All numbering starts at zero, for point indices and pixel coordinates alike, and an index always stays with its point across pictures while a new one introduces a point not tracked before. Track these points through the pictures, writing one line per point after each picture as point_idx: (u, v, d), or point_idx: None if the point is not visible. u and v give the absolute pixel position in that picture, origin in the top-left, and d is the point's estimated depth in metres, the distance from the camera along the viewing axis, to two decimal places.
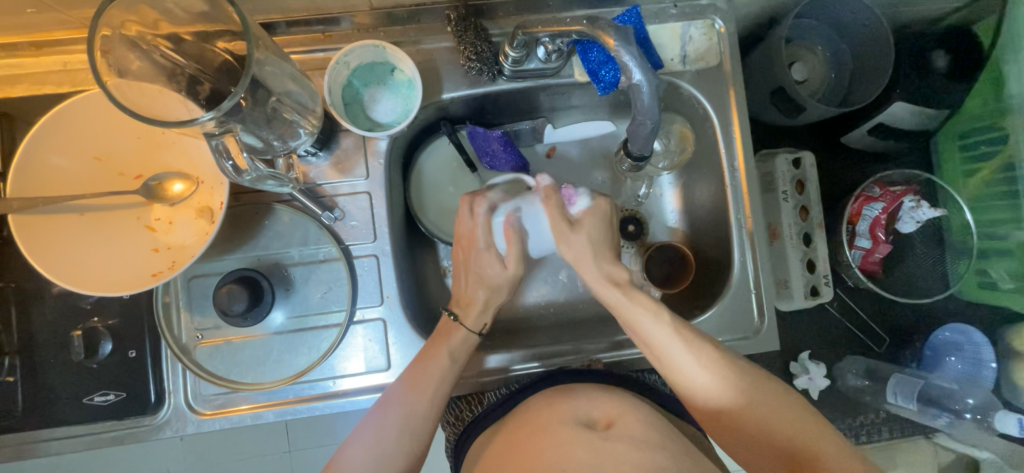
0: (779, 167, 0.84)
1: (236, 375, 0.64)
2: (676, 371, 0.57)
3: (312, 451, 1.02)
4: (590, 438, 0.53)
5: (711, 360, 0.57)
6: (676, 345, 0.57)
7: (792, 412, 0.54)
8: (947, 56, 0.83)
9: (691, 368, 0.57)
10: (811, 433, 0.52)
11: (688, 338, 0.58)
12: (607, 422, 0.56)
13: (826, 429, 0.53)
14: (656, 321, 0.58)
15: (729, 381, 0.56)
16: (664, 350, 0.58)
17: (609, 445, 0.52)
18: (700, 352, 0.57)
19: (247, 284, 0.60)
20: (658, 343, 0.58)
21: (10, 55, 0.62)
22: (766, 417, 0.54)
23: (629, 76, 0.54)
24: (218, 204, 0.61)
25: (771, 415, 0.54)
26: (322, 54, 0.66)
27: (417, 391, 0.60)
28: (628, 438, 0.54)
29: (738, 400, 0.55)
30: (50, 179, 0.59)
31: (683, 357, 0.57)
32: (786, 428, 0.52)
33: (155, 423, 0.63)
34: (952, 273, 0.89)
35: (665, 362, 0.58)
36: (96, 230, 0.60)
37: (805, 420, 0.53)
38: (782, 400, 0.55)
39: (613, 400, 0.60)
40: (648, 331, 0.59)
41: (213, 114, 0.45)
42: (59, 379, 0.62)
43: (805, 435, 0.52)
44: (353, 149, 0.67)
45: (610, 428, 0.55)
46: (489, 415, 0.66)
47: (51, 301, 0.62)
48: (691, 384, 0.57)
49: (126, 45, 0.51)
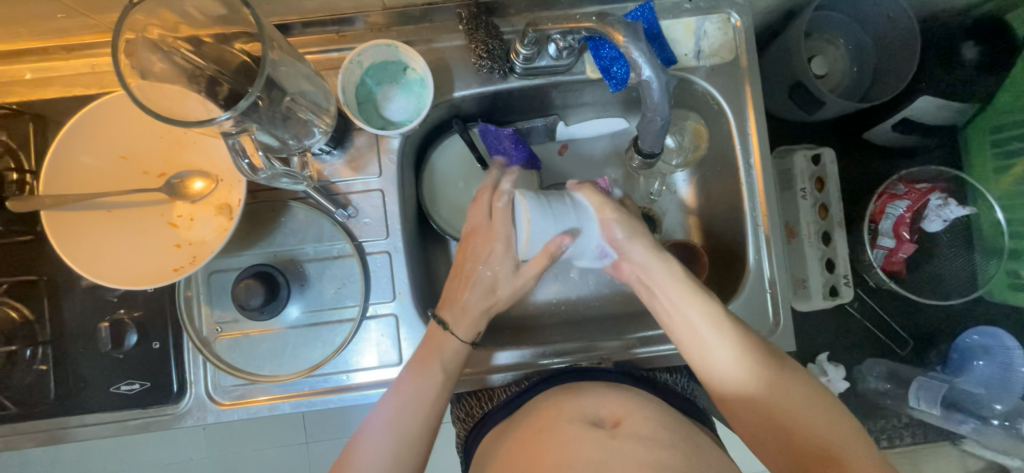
0: (797, 164, 0.82)
1: (254, 367, 0.66)
2: (719, 359, 0.56)
3: (329, 443, 1.05)
4: (596, 435, 0.53)
5: (755, 349, 0.56)
6: (720, 334, 0.57)
7: (820, 413, 0.52)
8: (976, 48, 0.80)
9: (736, 355, 0.56)
10: (838, 438, 0.50)
11: (733, 327, 0.57)
12: (615, 420, 0.56)
13: (860, 439, 0.50)
14: (696, 306, 0.59)
15: (769, 373, 0.55)
16: (703, 338, 0.58)
17: (616, 442, 0.52)
18: (743, 341, 0.56)
19: (264, 279, 0.62)
20: (696, 329, 0.58)
21: (42, 58, 0.65)
22: (791, 413, 0.52)
23: (638, 73, 0.54)
24: (236, 201, 0.63)
25: (792, 409, 0.53)
26: (337, 54, 0.67)
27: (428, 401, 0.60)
28: (636, 435, 0.54)
29: (777, 391, 0.54)
30: (79, 177, 0.62)
31: (726, 346, 0.56)
32: (805, 421, 0.52)
33: (177, 412, 0.65)
34: (981, 273, 0.86)
35: (702, 351, 0.57)
36: (123, 227, 0.62)
37: (836, 424, 0.51)
38: (806, 401, 0.53)
39: (622, 399, 0.59)
40: (689, 317, 0.59)
41: (230, 113, 0.47)
42: (88, 368, 0.64)
43: (830, 437, 0.50)
44: (366, 147, 0.68)
45: (618, 426, 0.55)
46: (500, 412, 0.67)
47: (81, 294, 0.65)
48: (732, 372, 0.56)
49: (149, 48, 0.53)
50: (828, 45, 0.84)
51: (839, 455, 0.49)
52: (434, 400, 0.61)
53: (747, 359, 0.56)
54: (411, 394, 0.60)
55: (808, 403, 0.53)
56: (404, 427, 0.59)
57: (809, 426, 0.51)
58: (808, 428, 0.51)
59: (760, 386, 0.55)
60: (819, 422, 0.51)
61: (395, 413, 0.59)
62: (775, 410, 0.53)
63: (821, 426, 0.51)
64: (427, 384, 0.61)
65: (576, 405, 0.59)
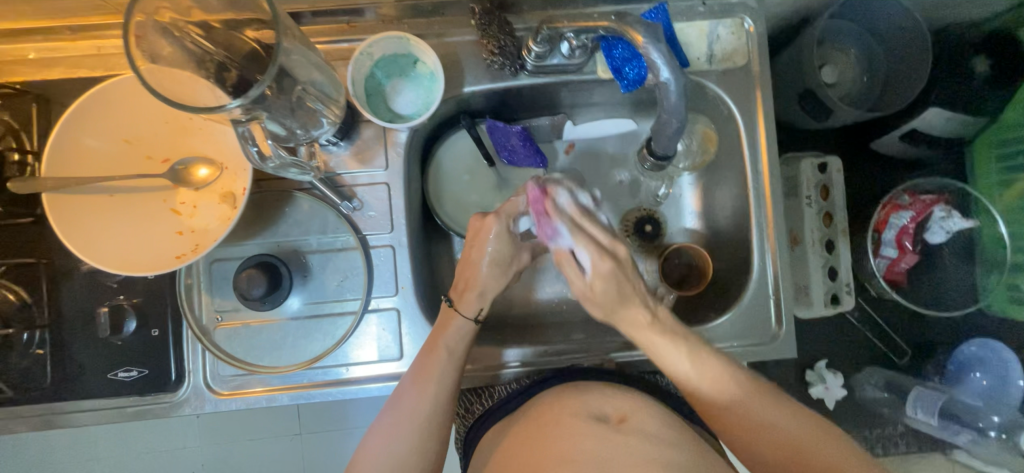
0: (804, 171, 0.82)
1: (253, 357, 0.66)
2: (664, 361, 0.58)
3: (324, 435, 1.04)
4: (598, 430, 0.53)
5: (698, 348, 0.58)
6: (660, 338, 0.58)
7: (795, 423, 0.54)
8: (987, 62, 0.80)
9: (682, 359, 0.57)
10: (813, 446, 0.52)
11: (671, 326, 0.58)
12: (617, 416, 0.56)
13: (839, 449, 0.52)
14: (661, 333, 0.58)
15: (730, 374, 0.57)
16: (669, 357, 0.58)
17: (617, 438, 0.52)
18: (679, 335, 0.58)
19: (267, 269, 0.61)
20: (659, 349, 0.58)
21: (48, 38, 0.64)
22: (765, 412, 0.54)
23: (657, 74, 0.53)
24: (241, 189, 0.62)
25: (765, 412, 0.55)
26: (346, 45, 0.66)
27: (441, 386, 0.60)
28: (639, 432, 0.54)
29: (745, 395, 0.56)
30: (83, 160, 0.61)
31: (668, 347, 0.58)
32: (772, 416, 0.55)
33: (175, 400, 0.65)
34: (981, 287, 0.86)
35: (668, 369, 0.58)
36: (125, 212, 0.61)
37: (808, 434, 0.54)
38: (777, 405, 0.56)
39: (626, 397, 0.59)
40: (652, 340, 0.58)
41: (241, 100, 0.46)
42: (85, 353, 0.64)
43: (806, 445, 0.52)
44: (374, 139, 0.67)
45: (622, 422, 0.55)
46: (498, 411, 0.67)
47: (80, 279, 0.64)
48: (677, 371, 0.58)
49: (159, 32, 0.52)
50: (838, 53, 0.83)
51: (814, 452, 0.51)
52: (454, 382, 0.62)
53: (688, 356, 0.57)
54: (433, 384, 0.60)
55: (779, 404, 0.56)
56: (429, 414, 0.60)
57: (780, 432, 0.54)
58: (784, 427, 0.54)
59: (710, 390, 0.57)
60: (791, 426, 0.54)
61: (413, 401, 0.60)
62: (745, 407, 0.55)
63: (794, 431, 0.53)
64: (445, 372, 0.61)
65: (578, 401, 0.58)
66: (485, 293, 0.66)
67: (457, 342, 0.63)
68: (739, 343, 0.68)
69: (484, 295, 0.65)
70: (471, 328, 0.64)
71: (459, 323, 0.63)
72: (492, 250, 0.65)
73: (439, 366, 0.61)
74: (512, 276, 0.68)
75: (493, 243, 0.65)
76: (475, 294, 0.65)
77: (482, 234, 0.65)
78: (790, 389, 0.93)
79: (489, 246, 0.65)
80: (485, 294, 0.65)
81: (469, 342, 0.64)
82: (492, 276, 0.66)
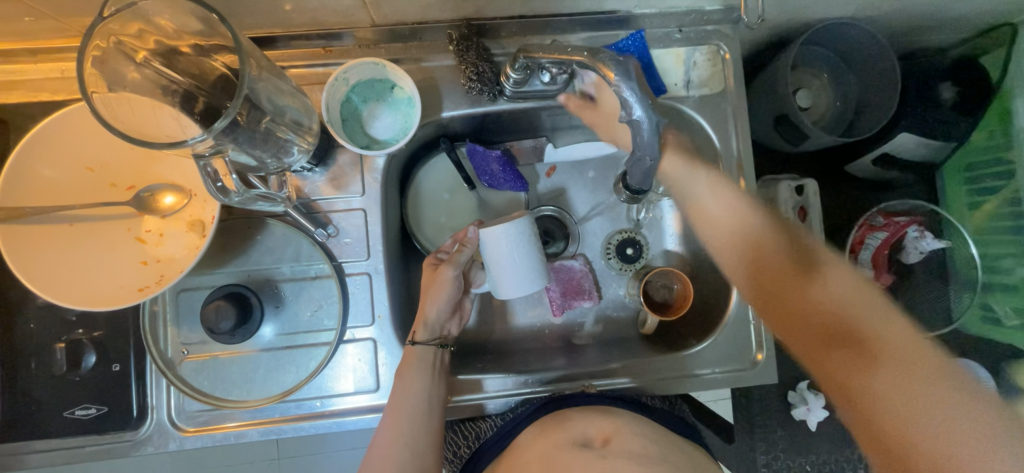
0: (782, 194, 0.82)
1: (221, 391, 0.63)
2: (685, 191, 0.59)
3: (302, 462, 1.01)
4: (589, 458, 0.57)
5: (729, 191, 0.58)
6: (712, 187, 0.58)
7: (912, 350, 0.48)
8: (954, 88, 0.83)
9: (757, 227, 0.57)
10: (896, 414, 0.47)
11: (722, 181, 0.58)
12: (604, 439, 0.60)
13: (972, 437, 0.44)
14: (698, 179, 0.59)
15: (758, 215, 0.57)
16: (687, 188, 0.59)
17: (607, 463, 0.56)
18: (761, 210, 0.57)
19: (236, 300, 0.59)
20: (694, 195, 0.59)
21: (5, 60, 0.61)
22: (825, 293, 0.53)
23: (628, 112, 0.49)
24: (209, 217, 0.60)
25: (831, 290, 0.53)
26: (322, 69, 0.65)
27: (414, 429, 0.60)
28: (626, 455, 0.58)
29: (808, 285, 0.54)
30: (39, 188, 0.58)
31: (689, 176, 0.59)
32: (857, 317, 0.51)
33: (137, 438, 0.62)
34: (956, 307, 0.87)
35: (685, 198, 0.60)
36: (85, 241, 0.59)
37: (952, 412, 0.45)
38: (902, 332, 0.49)
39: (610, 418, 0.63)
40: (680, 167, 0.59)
41: (206, 135, 0.45)
42: (40, 391, 0.60)
43: (892, 412, 0.47)
44: (350, 165, 0.66)
45: (607, 445, 0.59)
46: (494, 446, 0.67)
47: (35, 310, 0.61)
48: (697, 203, 0.59)
49: (121, 55, 0.50)
50: (812, 78, 0.85)
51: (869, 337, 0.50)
52: (425, 423, 0.60)
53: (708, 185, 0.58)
54: (405, 422, 0.59)
55: (918, 344, 0.48)
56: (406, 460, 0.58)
57: (870, 356, 0.49)
58: (878, 341, 0.49)
59: (751, 271, 0.57)
60: (902, 381, 0.47)
61: (390, 442, 0.59)
62: (819, 317, 0.52)
63: (857, 357, 0.50)
64: (414, 408, 0.60)
65: (565, 428, 0.61)
66: (434, 327, 0.64)
67: (423, 376, 0.61)
68: (720, 369, 0.69)
69: (431, 328, 0.64)
70: (439, 356, 0.64)
71: (418, 350, 0.62)
72: (447, 294, 0.63)
73: (409, 401, 0.60)
74: (459, 309, 0.68)
75: (445, 291, 0.63)
76: (427, 331, 0.63)
77: (435, 281, 0.63)
78: (772, 409, 0.93)
79: (433, 282, 0.64)
80: (432, 330, 0.64)
81: (437, 374, 0.63)
82: (444, 317, 0.65)
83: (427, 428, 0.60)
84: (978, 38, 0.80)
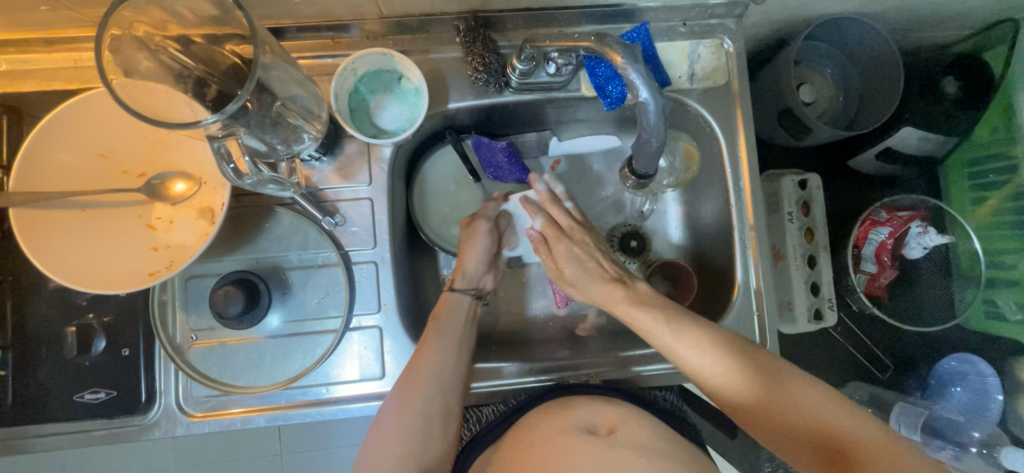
0: (785, 188, 0.83)
1: (228, 377, 0.63)
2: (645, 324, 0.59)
3: (306, 455, 1.01)
4: (595, 445, 0.57)
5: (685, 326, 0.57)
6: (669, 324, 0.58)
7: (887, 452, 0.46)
8: (957, 84, 0.84)
9: (706, 357, 0.56)
10: None
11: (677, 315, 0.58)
12: (609, 427, 0.59)
13: None
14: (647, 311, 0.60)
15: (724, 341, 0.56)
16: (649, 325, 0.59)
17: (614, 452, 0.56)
18: (708, 336, 0.56)
19: (245, 286, 0.60)
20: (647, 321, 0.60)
21: (21, 50, 0.62)
22: (796, 402, 0.51)
23: (634, 94, 0.51)
24: (219, 204, 0.61)
25: (818, 405, 0.50)
26: (331, 61, 0.67)
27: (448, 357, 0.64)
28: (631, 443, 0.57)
29: (775, 387, 0.52)
30: (53, 175, 0.59)
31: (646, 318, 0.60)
32: (841, 432, 0.48)
33: (144, 423, 0.62)
34: (960, 300, 0.87)
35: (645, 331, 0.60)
36: (97, 226, 0.60)
37: None
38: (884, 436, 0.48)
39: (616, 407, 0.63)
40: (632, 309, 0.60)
41: (218, 116, 0.45)
42: (50, 375, 0.61)
43: None
44: (357, 155, 0.66)
45: (613, 434, 0.58)
46: (496, 428, 0.66)
47: (47, 296, 0.62)
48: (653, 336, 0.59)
49: (136, 44, 0.51)
50: (815, 73, 0.86)
51: (851, 443, 0.48)
52: (457, 355, 0.65)
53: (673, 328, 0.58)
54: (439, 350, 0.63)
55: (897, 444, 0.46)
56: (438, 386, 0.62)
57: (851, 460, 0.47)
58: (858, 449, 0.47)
59: (713, 380, 0.56)
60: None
61: (424, 367, 0.62)
62: (779, 416, 0.52)
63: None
64: (449, 338, 0.65)
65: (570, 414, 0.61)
66: (472, 278, 0.71)
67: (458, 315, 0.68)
68: None
69: (469, 278, 0.71)
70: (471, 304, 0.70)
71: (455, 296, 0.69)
72: (483, 247, 0.71)
73: (444, 333, 0.64)
74: (495, 267, 0.75)
75: (484, 244, 0.71)
76: (464, 281, 0.70)
77: (474, 235, 0.71)
78: None
79: (472, 237, 0.71)
80: (471, 278, 0.71)
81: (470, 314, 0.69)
82: (480, 270, 0.72)
83: (458, 360, 0.64)
84: (984, 32, 0.79)
